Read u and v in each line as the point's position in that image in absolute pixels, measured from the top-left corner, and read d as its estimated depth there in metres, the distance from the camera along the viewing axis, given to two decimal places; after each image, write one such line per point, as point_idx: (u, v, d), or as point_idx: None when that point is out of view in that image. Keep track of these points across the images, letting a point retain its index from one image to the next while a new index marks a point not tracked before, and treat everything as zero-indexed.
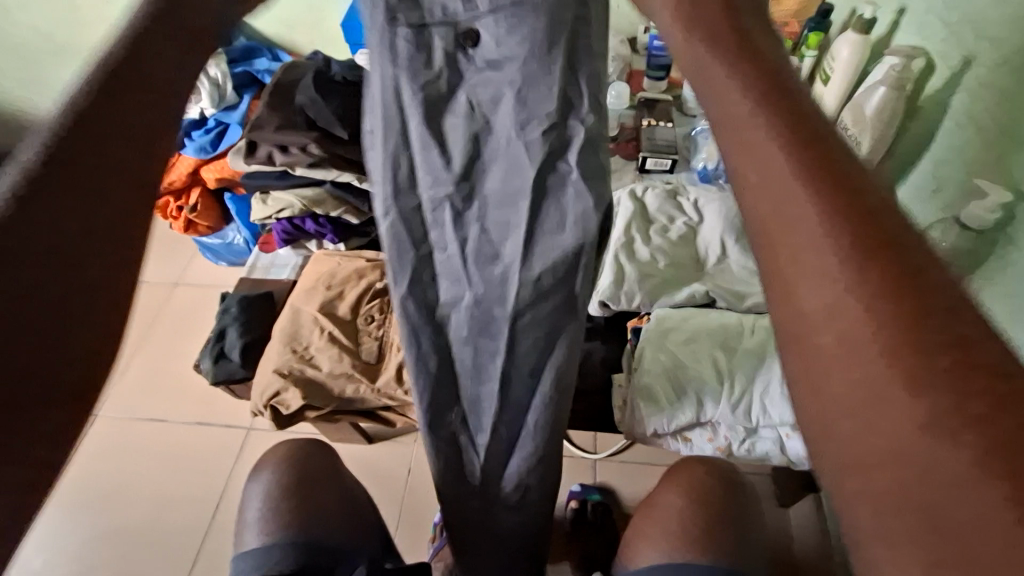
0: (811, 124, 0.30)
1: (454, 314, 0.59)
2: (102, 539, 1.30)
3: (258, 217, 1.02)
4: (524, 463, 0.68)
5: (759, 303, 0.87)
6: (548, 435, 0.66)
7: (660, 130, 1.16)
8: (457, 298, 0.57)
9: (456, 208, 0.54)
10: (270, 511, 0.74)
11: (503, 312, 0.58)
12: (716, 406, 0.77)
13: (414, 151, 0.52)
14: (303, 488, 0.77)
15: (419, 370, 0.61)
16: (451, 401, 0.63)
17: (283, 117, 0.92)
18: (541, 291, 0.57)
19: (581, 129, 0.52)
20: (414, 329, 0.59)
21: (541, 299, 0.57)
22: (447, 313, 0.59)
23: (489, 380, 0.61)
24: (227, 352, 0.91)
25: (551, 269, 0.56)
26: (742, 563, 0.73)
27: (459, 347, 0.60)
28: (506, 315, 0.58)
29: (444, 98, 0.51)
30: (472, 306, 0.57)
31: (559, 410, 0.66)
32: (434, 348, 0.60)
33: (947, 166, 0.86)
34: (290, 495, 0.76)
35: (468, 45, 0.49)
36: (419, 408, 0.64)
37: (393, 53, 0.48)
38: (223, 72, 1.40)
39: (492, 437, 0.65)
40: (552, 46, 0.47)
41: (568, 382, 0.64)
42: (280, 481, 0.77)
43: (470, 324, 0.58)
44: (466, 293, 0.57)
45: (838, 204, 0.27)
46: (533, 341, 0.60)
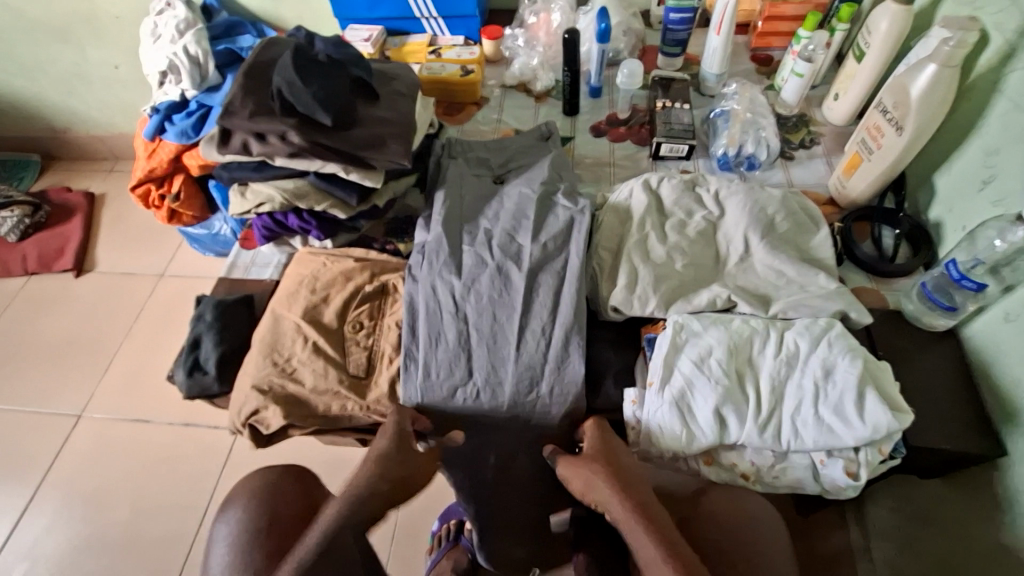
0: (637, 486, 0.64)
1: (474, 287, 0.80)
2: (84, 549, 1.24)
3: (236, 211, 0.92)
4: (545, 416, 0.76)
5: (789, 309, 0.77)
6: (564, 388, 0.75)
7: (676, 112, 1.06)
8: (482, 276, 0.80)
9: (485, 229, 0.86)
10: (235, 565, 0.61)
11: (519, 280, 0.80)
12: (741, 427, 0.68)
13: (465, 212, 0.89)
14: (275, 536, 0.64)
15: (443, 337, 0.77)
16: (469, 365, 0.77)
17: (257, 102, 0.84)
18: (541, 264, 0.81)
19: (563, 192, 0.89)
20: (439, 305, 0.79)
21: (543, 267, 0.80)
22: (469, 287, 0.80)
23: (505, 345, 0.76)
24: (202, 363, 0.83)
25: (547, 246, 0.82)
26: None
27: (478, 313, 0.78)
28: (519, 283, 0.80)
29: (484, 192, 0.92)
30: (493, 276, 0.80)
31: (568, 384, 0.75)
32: (455, 317, 0.78)
33: (1000, 152, 0.76)
34: (258, 548, 0.62)
35: (503, 180, 0.95)
36: (438, 371, 0.76)
37: (461, 178, 0.93)
38: (204, 49, 1.31)
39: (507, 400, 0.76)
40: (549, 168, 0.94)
41: (579, 330, 0.76)
42: (250, 528, 0.64)
43: (492, 287, 0.79)
44: (485, 271, 0.81)
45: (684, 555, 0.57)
46: (541, 306, 0.78)
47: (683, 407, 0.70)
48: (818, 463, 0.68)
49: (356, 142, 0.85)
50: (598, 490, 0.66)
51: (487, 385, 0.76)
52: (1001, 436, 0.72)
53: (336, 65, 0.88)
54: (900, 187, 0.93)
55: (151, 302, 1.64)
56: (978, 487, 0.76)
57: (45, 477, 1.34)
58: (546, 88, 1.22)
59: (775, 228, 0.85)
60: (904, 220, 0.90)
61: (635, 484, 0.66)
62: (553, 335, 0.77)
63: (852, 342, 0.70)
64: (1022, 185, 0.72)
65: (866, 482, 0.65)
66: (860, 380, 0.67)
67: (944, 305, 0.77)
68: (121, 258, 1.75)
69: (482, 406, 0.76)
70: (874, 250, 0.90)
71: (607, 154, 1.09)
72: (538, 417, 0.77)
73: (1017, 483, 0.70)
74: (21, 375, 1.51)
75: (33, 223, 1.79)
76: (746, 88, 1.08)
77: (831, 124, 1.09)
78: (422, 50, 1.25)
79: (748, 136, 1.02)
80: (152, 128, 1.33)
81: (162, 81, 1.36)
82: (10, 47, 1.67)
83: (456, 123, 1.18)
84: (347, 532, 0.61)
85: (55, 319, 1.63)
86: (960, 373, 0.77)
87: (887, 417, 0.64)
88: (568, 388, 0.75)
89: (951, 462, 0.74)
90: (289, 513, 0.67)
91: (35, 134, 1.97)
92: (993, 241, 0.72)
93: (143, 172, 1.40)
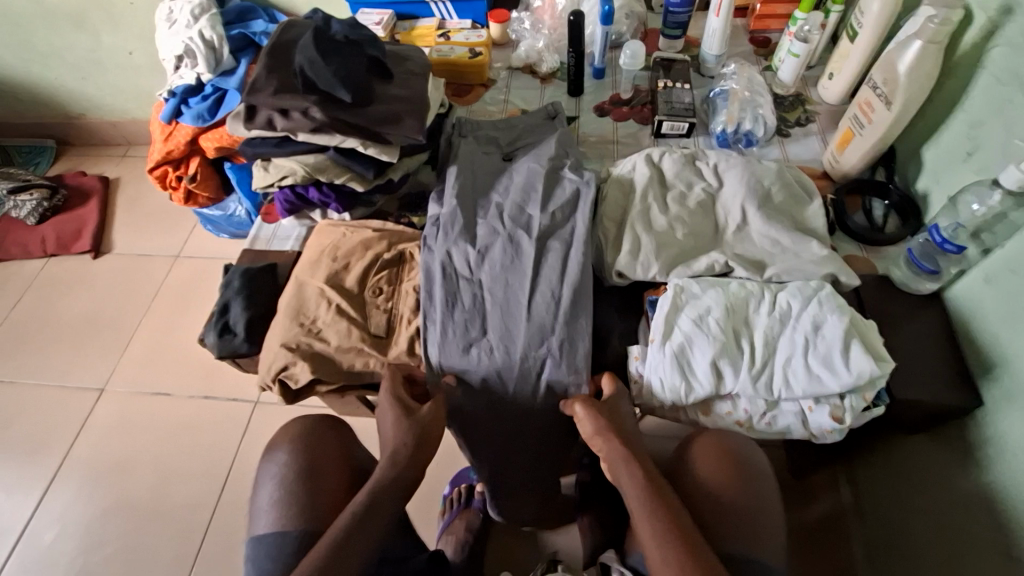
0: (627, 437, 0.73)
1: (487, 255, 0.85)
2: (111, 515, 1.30)
3: (260, 185, 0.97)
4: (554, 370, 0.79)
5: (783, 273, 0.83)
6: (572, 343, 0.80)
7: (677, 92, 1.11)
8: (494, 244, 0.85)
9: (498, 202, 0.91)
10: (284, 501, 0.70)
11: (528, 247, 0.85)
12: (737, 378, 0.73)
13: (479, 189, 0.94)
14: (318, 478, 0.73)
15: (459, 302, 0.82)
16: (484, 327, 0.82)
17: (281, 80, 0.89)
18: (549, 232, 0.86)
19: (570, 166, 0.94)
20: (455, 272, 0.84)
21: (551, 236, 0.85)
22: (482, 255, 0.85)
23: (518, 308, 0.81)
24: (232, 326, 0.89)
25: (555, 216, 0.87)
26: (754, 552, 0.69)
27: (491, 277, 0.83)
28: (529, 250, 0.84)
29: (496, 169, 0.97)
30: (505, 244, 0.85)
31: (577, 340, 0.79)
32: (471, 282, 0.83)
33: (983, 124, 0.81)
34: (304, 487, 0.71)
35: (513, 157, 1.00)
36: (455, 332, 0.81)
37: (474, 155, 0.98)
38: (219, 34, 1.35)
39: (519, 358, 0.81)
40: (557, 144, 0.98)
41: (585, 291, 0.81)
42: (296, 471, 0.73)
43: (504, 255, 0.84)
44: (497, 239, 0.86)
45: (663, 497, 0.66)
46: (550, 270, 0.83)
47: (683, 362, 0.75)
48: (807, 410, 0.73)
49: (373, 118, 0.89)
50: (611, 450, 0.72)
51: (499, 341, 0.81)
52: (980, 389, 0.77)
53: (352, 46, 0.93)
54: (890, 161, 0.98)
55: (168, 282, 1.69)
56: (958, 438, 0.81)
57: (71, 448, 1.39)
58: (551, 70, 1.26)
59: (771, 199, 0.90)
60: (893, 192, 0.94)
61: (638, 451, 0.72)
62: (561, 297, 0.81)
63: (840, 300, 0.75)
64: (1001, 154, 0.77)
65: (850, 425, 0.71)
66: (846, 333, 0.72)
67: (928, 269, 0.82)
68: (136, 240, 1.80)
69: (495, 363, 0.81)
70: (866, 221, 0.94)
71: (611, 133, 1.14)
72: (547, 372, 0.80)
73: (993, 433, 0.75)
74: (44, 352, 1.56)
75: (51, 206, 1.83)
76: (744, 68, 1.12)
77: (826, 103, 1.13)
78: (431, 34, 1.29)
79: (746, 113, 1.07)
80: (169, 112, 1.37)
81: (178, 65, 1.40)
82: (27, 34, 1.72)
83: (465, 104, 1.23)
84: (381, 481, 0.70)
85: (75, 298, 1.68)
86: (944, 332, 0.81)
87: (870, 365, 0.70)
88: (576, 344, 0.79)
89: (934, 415, 0.79)
90: (329, 460, 0.76)
91: (51, 121, 2.02)
92: (972, 205, 0.77)
93: (160, 154, 1.44)
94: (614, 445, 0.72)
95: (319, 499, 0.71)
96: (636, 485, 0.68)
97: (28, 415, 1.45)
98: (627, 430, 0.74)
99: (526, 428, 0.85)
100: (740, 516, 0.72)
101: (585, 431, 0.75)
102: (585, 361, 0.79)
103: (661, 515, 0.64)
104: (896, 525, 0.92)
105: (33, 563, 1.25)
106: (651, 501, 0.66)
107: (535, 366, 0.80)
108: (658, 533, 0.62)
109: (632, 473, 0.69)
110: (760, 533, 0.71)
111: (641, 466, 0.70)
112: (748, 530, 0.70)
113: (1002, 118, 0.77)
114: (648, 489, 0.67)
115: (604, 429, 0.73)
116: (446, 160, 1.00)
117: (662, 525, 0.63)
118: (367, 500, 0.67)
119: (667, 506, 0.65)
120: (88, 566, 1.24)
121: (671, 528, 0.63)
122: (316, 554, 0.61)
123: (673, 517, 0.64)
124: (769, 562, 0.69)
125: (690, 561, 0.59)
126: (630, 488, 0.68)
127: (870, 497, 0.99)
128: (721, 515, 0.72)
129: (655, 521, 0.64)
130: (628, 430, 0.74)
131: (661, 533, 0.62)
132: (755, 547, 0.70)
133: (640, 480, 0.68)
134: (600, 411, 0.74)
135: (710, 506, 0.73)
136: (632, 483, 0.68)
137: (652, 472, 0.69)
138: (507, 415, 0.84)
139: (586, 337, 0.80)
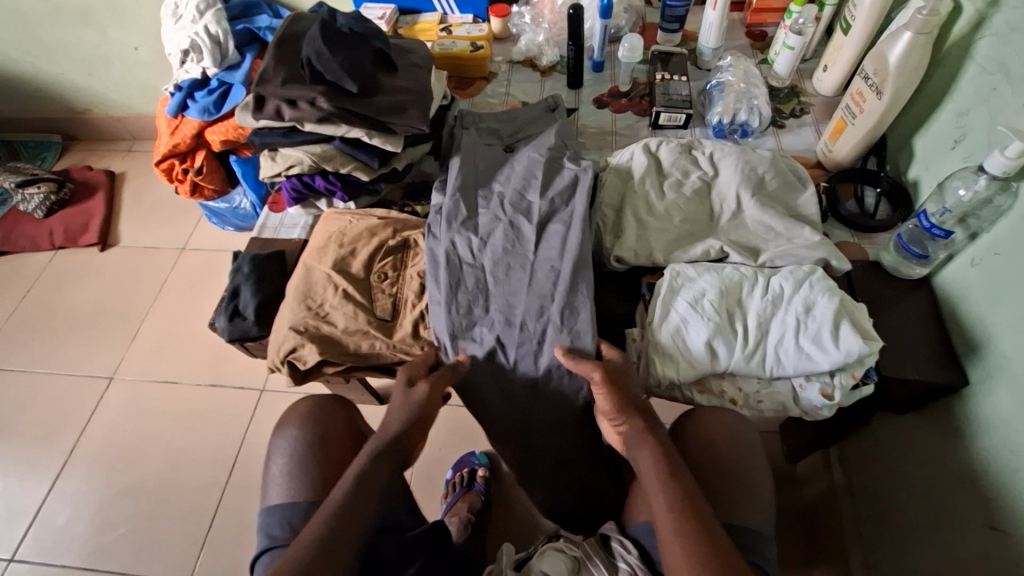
0: (640, 410, 0.76)
1: (488, 240, 0.88)
2: (121, 499, 1.33)
3: (267, 175, 1.00)
4: (556, 337, 0.81)
5: (776, 258, 0.85)
6: (574, 309, 0.81)
7: (674, 84, 1.13)
8: (496, 230, 0.88)
9: (499, 192, 0.94)
10: (296, 473, 0.74)
11: (528, 232, 0.87)
12: (731, 357, 0.76)
13: (482, 179, 0.96)
14: (327, 452, 0.76)
15: (457, 279, 0.85)
16: (484, 301, 0.85)
17: (289, 71, 0.92)
18: (547, 217, 0.88)
19: (569, 157, 0.96)
20: (456, 255, 0.87)
21: (547, 220, 0.88)
22: (483, 240, 0.88)
23: (520, 283, 0.84)
24: (241, 310, 0.92)
25: (554, 202, 0.89)
26: (749, 522, 0.74)
27: (494, 260, 0.86)
28: (529, 234, 0.87)
29: (498, 160, 0.99)
30: (507, 230, 0.88)
31: (576, 314, 0.81)
32: (471, 263, 0.86)
33: (971, 112, 0.83)
34: (314, 459, 0.75)
35: (516, 148, 1.02)
36: (451, 305, 0.84)
37: (478, 146, 1.01)
38: (224, 29, 1.37)
39: (519, 330, 0.83)
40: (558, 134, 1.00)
41: (584, 264, 0.83)
42: (306, 445, 0.76)
43: (505, 239, 0.87)
44: (498, 225, 0.88)
45: (671, 466, 0.69)
46: (551, 249, 0.85)
47: (679, 342, 0.77)
48: (798, 388, 0.76)
49: (378, 108, 0.92)
50: (631, 426, 0.75)
51: (502, 319, 0.83)
52: (966, 368, 0.80)
53: (358, 39, 0.96)
54: (882, 150, 1.01)
55: (174, 274, 1.72)
56: (944, 417, 0.84)
57: (81, 434, 1.42)
58: (551, 63, 1.29)
59: (765, 186, 0.93)
60: (884, 179, 0.97)
61: (658, 428, 0.75)
62: (562, 271, 0.83)
63: (831, 283, 0.78)
64: (988, 141, 0.79)
65: (839, 403, 0.74)
66: (837, 313, 0.75)
67: (917, 254, 0.85)
68: (143, 232, 1.83)
69: (496, 336, 0.83)
70: (857, 208, 0.97)
71: (610, 124, 1.16)
72: (549, 341, 0.82)
73: (978, 411, 0.78)
74: (53, 342, 1.59)
75: (58, 199, 1.86)
76: (740, 61, 1.15)
77: (821, 95, 1.16)
78: (433, 28, 1.31)
79: (742, 105, 1.09)
80: (176, 106, 1.39)
81: (183, 60, 1.42)
82: (34, 29, 1.74)
83: (466, 97, 1.25)
84: (383, 459, 0.72)
85: (83, 289, 1.71)
86: (932, 316, 0.84)
87: (859, 343, 0.72)
88: (578, 310, 0.81)
89: (922, 394, 0.82)
90: (336, 434, 0.79)
91: (57, 116, 2.04)
92: (959, 191, 0.79)
93: (167, 148, 1.45)
94: (636, 422, 0.75)
95: (329, 472, 0.75)
96: (654, 461, 0.70)
97: (38, 403, 1.48)
98: (646, 406, 0.77)
99: (530, 405, 0.86)
100: (738, 488, 0.77)
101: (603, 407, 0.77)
102: (589, 328, 0.80)
103: (677, 489, 0.67)
104: (886, 502, 0.96)
105: (46, 545, 1.28)
106: (668, 477, 0.68)
107: (536, 335, 0.82)
108: (672, 508, 0.65)
109: (649, 450, 0.72)
110: (755, 504, 0.75)
111: (659, 444, 0.72)
112: (742, 501, 0.75)
113: (989, 106, 0.80)
114: (665, 465, 0.69)
115: (625, 404, 0.75)
116: (449, 149, 1.03)
117: (674, 500, 0.65)
118: (360, 467, 0.70)
119: (683, 481, 0.68)
120: (99, 548, 1.26)
121: (686, 504, 0.65)
122: (326, 515, 0.65)
123: (690, 493, 0.66)
124: (764, 531, 0.74)
125: (703, 536, 0.62)
126: (648, 463, 0.70)
127: (860, 477, 1.04)
128: (722, 488, 0.77)
129: (669, 496, 0.66)
130: (647, 407, 0.77)
131: (676, 508, 0.65)
132: (750, 517, 0.74)
133: (659, 457, 0.70)
134: (621, 387, 0.76)
135: (716, 475, 0.78)
136: (650, 459, 0.71)
137: (670, 450, 0.72)
138: (516, 391, 0.85)
139: (588, 303, 0.81)
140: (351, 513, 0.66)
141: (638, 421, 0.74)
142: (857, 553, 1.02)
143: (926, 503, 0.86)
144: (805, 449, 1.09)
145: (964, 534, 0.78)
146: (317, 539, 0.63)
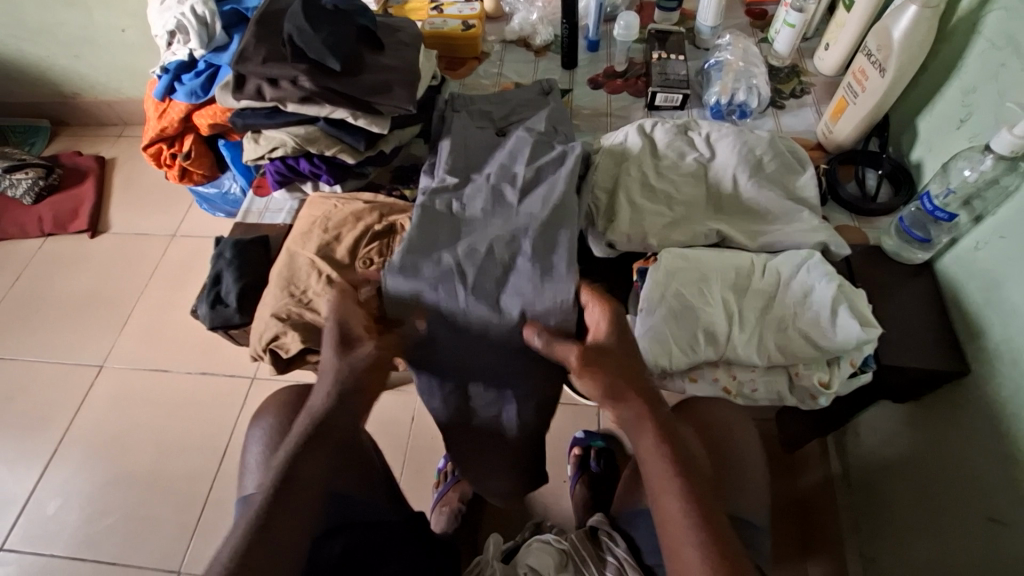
0: (642, 379, 0.66)
1: (469, 205, 0.85)
2: (111, 487, 1.32)
3: (250, 158, 0.97)
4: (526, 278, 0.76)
5: (774, 242, 0.82)
6: (548, 248, 0.78)
7: (672, 64, 1.09)
8: (478, 195, 0.86)
9: (489, 168, 0.91)
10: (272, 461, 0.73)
11: (512, 195, 0.85)
12: (724, 344, 0.74)
13: (473, 162, 0.93)
14: None
15: (432, 234, 0.82)
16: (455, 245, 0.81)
17: (270, 49, 0.89)
18: (531, 177, 0.86)
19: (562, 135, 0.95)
20: (435, 216, 0.84)
21: (532, 180, 0.86)
22: (464, 205, 0.85)
23: (496, 231, 0.81)
24: (223, 297, 0.90)
25: (540, 164, 0.87)
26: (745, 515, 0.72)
27: (474, 221, 0.83)
28: (513, 197, 0.85)
29: (491, 143, 0.96)
30: (488, 193, 0.85)
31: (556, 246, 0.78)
32: (449, 222, 0.83)
33: (976, 92, 0.80)
34: None
35: (510, 132, 0.99)
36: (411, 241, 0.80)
37: (469, 128, 0.97)
38: (211, 10, 1.26)
39: (485, 263, 0.77)
40: (558, 122, 0.98)
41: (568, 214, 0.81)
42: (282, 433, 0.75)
43: (486, 201, 0.85)
44: (480, 192, 0.86)
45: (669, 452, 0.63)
46: (533, 204, 0.83)
47: (672, 329, 0.75)
48: (794, 375, 0.74)
49: (364, 88, 0.89)
50: (630, 411, 0.66)
51: (466, 257, 0.78)
52: (967, 355, 0.77)
53: (342, 15, 0.92)
54: (884, 131, 0.97)
55: (165, 260, 1.69)
56: (946, 404, 0.81)
57: (71, 422, 1.41)
58: (545, 43, 1.24)
59: (763, 167, 0.90)
60: (886, 161, 0.93)
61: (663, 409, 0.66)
62: (541, 216, 0.81)
63: (829, 267, 0.76)
64: (995, 121, 0.76)
65: (837, 391, 0.72)
66: (833, 299, 0.73)
67: (919, 238, 0.82)
68: (133, 218, 1.80)
69: (460, 267, 0.77)
70: (858, 190, 0.94)
71: (604, 106, 1.13)
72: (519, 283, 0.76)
73: (979, 399, 0.75)
74: (42, 329, 1.58)
75: (46, 185, 1.82)
76: (739, 39, 1.11)
77: (822, 75, 1.12)
78: (424, 7, 1.27)
79: (741, 84, 1.05)
80: (163, 89, 1.34)
81: (171, 41, 1.33)
82: (19, 11, 1.69)
83: (458, 78, 1.21)
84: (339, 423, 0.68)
85: (73, 276, 1.68)
86: (933, 303, 0.81)
87: (857, 331, 0.70)
88: (554, 250, 0.78)
89: (923, 382, 0.80)
90: None
91: (47, 100, 2.00)
92: (964, 171, 0.76)
93: (154, 132, 1.42)
94: (634, 406, 0.65)
95: None
96: (659, 456, 0.63)
97: (28, 391, 1.47)
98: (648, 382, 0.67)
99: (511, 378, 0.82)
100: (732, 477, 0.75)
101: (593, 392, 0.66)
102: (567, 264, 0.76)
103: (682, 493, 0.61)
104: (878, 492, 0.96)
105: (36, 533, 1.27)
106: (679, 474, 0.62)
107: (506, 272, 0.77)
108: (677, 515, 0.60)
109: (654, 442, 0.63)
110: (749, 492, 0.74)
111: (663, 435, 0.64)
112: (736, 490, 0.73)
113: (997, 83, 0.76)
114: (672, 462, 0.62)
115: (625, 382, 0.65)
116: (439, 131, 0.99)
117: (682, 504, 0.60)
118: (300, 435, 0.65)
119: (694, 481, 0.61)
120: (90, 537, 1.26)
121: (696, 508, 0.60)
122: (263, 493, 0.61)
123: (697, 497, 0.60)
124: (759, 522, 0.72)
125: (712, 548, 0.57)
126: (652, 459, 0.63)
127: (856, 466, 1.03)
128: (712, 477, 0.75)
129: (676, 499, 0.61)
130: (650, 385, 0.67)
131: (683, 514, 0.60)
132: (744, 507, 0.72)
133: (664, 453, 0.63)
134: (620, 365, 0.66)
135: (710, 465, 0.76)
136: (655, 455, 0.63)
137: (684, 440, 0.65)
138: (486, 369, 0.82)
139: (567, 244, 0.78)
140: (288, 495, 0.62)
141: (639, 405, 0.65)
142: (853, 543, 1.01)
143: (925, 495, 0.85)
144: (802, 440, 1.08)
145: (960, 524, 0.77)
146: (248, 533, 0.59)
